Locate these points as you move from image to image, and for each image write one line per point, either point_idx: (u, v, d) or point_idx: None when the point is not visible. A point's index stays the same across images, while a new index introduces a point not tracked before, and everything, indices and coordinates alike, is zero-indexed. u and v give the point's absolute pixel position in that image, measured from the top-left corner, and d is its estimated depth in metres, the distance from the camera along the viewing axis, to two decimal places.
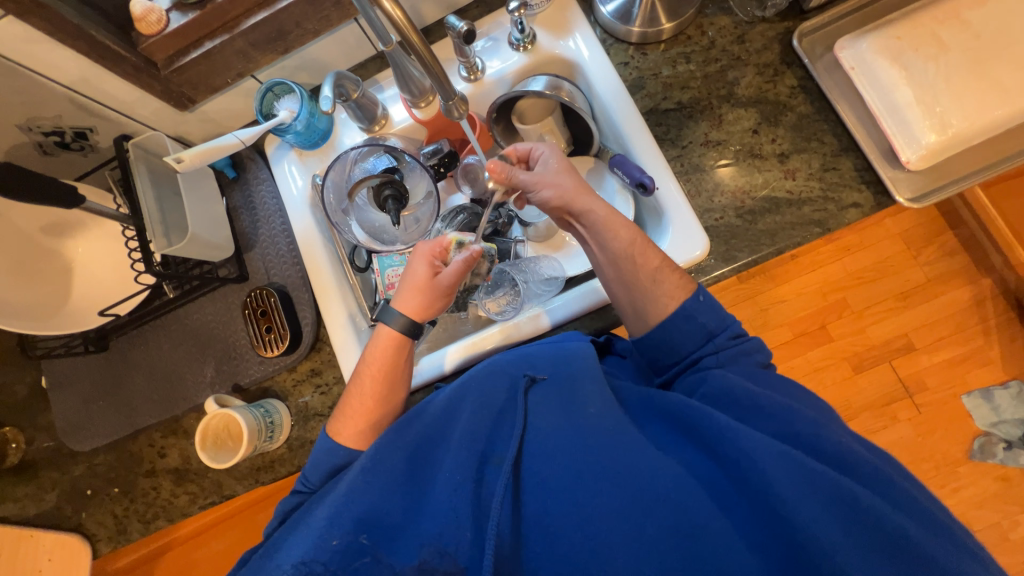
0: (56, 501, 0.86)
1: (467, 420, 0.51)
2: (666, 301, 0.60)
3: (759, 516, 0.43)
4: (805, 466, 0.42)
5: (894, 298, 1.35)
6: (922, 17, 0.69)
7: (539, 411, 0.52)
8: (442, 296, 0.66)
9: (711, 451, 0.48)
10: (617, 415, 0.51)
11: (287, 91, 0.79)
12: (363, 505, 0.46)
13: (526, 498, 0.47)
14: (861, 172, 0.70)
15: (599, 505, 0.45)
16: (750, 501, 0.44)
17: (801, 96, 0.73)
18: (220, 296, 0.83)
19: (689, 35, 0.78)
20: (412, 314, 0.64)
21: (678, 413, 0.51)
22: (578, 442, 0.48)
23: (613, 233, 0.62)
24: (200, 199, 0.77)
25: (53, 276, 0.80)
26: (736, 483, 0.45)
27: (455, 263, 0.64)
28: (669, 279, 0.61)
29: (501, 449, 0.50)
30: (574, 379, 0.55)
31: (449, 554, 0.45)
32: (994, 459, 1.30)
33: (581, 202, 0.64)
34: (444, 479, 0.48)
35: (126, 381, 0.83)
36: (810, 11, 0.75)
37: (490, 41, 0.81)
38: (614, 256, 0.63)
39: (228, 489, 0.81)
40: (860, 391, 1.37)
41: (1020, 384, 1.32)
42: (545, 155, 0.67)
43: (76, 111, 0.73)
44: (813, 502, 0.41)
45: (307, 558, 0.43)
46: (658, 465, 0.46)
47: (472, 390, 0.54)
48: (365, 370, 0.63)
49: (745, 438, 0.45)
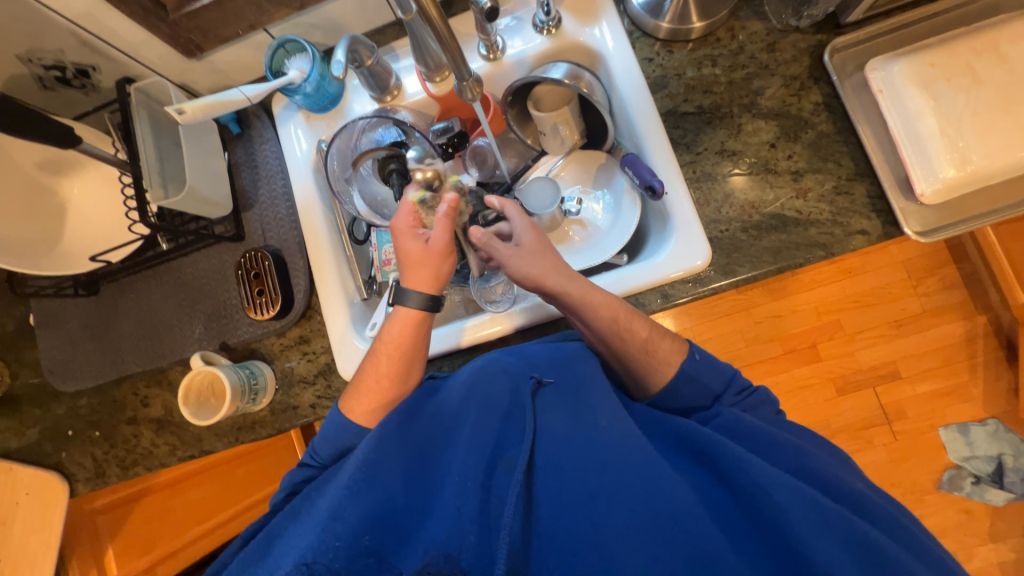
0: (37, 438, 0.87)
1: (476, 420, 0.52)
2: (665, 369, 0.59)
3: (775, 553, 0.43)
4: (823, 508, 0.43)
5: (887, 325, 1.37)
6: (960, 45, 0.66)
7: (547, 416, 0.52)
8: (443, 258, 0.64)
9: (722, 478, 0.48)
10: (628, 429, 0.51)
11: (298, 49, 0.77)
12: (369, 500, 0.46)
13: (538, 510, 0.47)
14: (874, 200, 0.68)
15: (614, 524, 0.44)
16: (766, 539, 0.43)
17: (825, 114, 0.71)
18: (214, 253, 0.82)
19: (718, 37, 0.75)
20: (431, 291, 0.64)
21: (688, 437, 0.52)
22: (592, 454, 0.48)
23: (594, 309, 0.60)
24: (200, 153, 0.75)
25: (46, 214, 0.79)
26: (750, 515, 0.45)
27: (443, 223, 0.64)
28: (662, 346, 0.60)
29: (510, 455, 0.49)
30: (584, 388, 0.55)
31: (453, 558, 0.45)
32: (962, 491, 1.32)
33: (552, 282, 0.62)
34: (454, 482, 0.48)
35: (114, 327, 0.83)
36: (845, 26, 0.72)
37: (515, 20, 0.79)
38: (602, 335, 0.60)
39: (208, 444, 0.82)
40: (840, 413, 1.39)
41: (997, 423, 1.34)
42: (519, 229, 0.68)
43: (80, 48, 0.70)
44: (829, 541, 0.42)
45: (311, 559, 0.42)
46: (674, 488, 0.46)
47: (482, 389, 0.54)
48: (382, 348, 0.63)
49: (757, 468, 0.46)
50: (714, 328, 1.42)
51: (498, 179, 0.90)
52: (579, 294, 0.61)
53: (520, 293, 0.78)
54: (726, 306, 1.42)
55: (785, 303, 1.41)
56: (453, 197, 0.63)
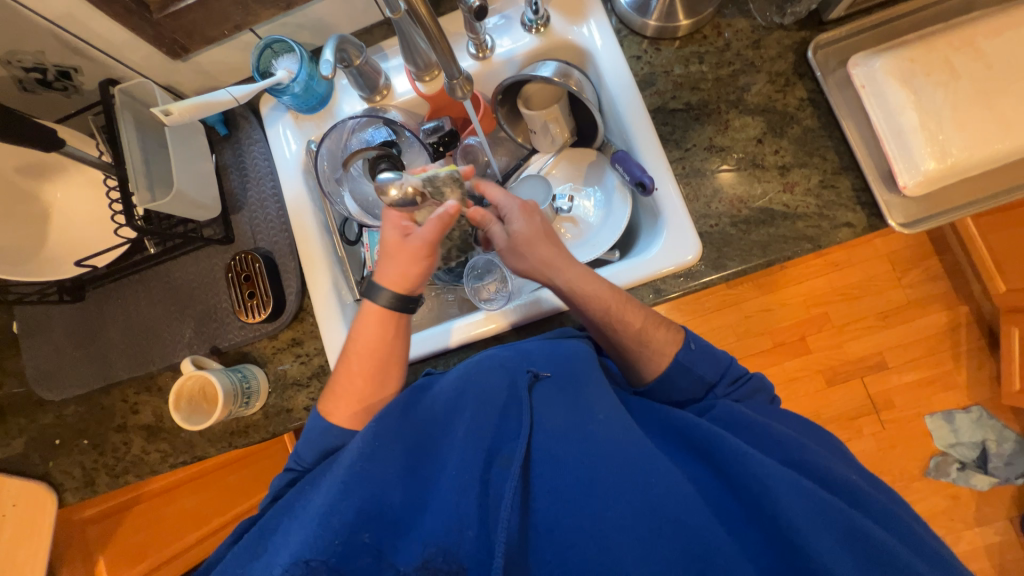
0: (22, 449, 0.85)
1: (472, 417, 0.51)
2: (659, 360, 0.60)
3: (771, 541, 0.44)
4: (820, 500, 0.44)
5: (873, 317, 1.40)
6: (939, 41, 0.68)
7: (543, 409, 0.52)
8: (415, 261, 0.63)
9: (720, 471, 0.49)
10: (626, 423, 0.51)
11: (286, 50, 0.76)
12: (365, 495, 0.46)
13: (536, 503, 0.47)
14: (858, 193, 0.70)
15: (614, 516, 0.44)
16: (762, 529, 0.45)
17: (809, 109, 0.73)
18: (204, 256, 0.81)
19: (705, 34, 0.76)
20: (394, 289, 0.63)
21: (686, 431, 0.52)
22: (589, 448, 0.48)
23: (586, 302, 0.61)
24: (188, 155, 0.74)
25: (29, 219, 0.77)
26: (746, 506, 0.46)
27: (434, 224, 0.61)
28: (657, 336, 0.61)
29: (508, 449, 0.50)
30: (581, 383, 0.56)
31: (452, 553, 0.45)
32: (948, 477, 1.35)
33: (546, 274, 0.64)
34: (452, 476, 0.48)
35: (102, 333, 0.82)
36: (828, 23, 0.74)
37: (503, 19, 0.79)
38: (595, 322, 0.62)
39: (201, 450, 0.81)
40: (830, 404, 1.42)
41: (981, 410, 1.37)
42: (512, 214, 0.66)
43: (62, 49, 0.69)
44: (828, 534, 0.42)
45: (309, 556, 0.42)
46: (673, 483, 0.46)
47: (477, 384, 0.55)
48: (352, 348, 0.63)
49: (756, 461, 0.46)
50: (706, 323, 1.44)
51: (489, 176, 0.89)
52: (570, 283, 0.62)
53: (514, 290, 0.78)
54: (717, 301, 1.44)
55: (774, 296, 1.43)
56: (455, 205, 0.61)
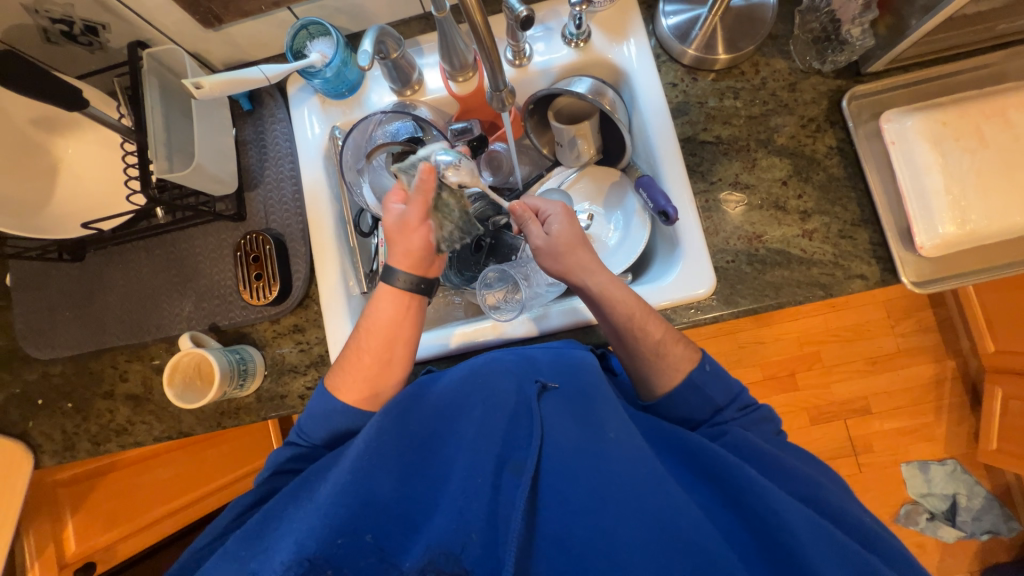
0: (3, 404, 0.83)
1: (480, 420, 0.53)
2: (674, 373, 0.60)
3: (776, 562, 0.45)
4: (837, 541, 0.45)
5: (863, 361, 1.42)
6: (970, 107, 0.69)
7: (552, 420, 0.53)
8: (417, 231, 0.63)
9: (732, 500, 0.49)
10: (637, 442, 0.51)
11: (322, 33, 0.74)
12: (366, 488, 0.47)
13: (544, 516, 0.47)
14: (875, 247, 0.70)
15: (624, 536, 0.45)
16: (772, 559, 0.45)
17: (837, 157, 0.73)
18: (212, 230, 0.80)
19: (742, 70, 0.76)
20: (408, 269, 0.64)
21: (696, 454, 0.52)
22: (599, 465, 0.48)
23: (622, 310, 0.62)
24: (211, 128, 0.73)
25: (35, 172, 0.75)
26: (758, 537, 0.47)
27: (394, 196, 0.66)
28: (674, 351, 0.61)
29: (518, 457, 0.50)
30: (586, 395, 0.56)
31: (455, 556, 0.45)
32: (916, 526, 1.38)
33: (575, 275, 0.65)
34: (461, 477, 0.49)
35: (98, 296, 0.80)
36: (865, 75, 0.74)
37: (544, 29, 0.78)
38: (616, 328, 0.63)
39: (188, 426, 0.79)
40: (812, 442, 1.43)
41: (955, 463, 1.40)
42: (554, 215, 0.68)
43: (92, 5, 0.67)
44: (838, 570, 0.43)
45: (313, 554, 0.43)
46: (682, 504, 0.46)
47: (485, 389, 0.56)
48: (365, 329, 0.63)
49: (773, 496, 0.47)
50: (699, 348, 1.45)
51: (510, 184, 0.90)
52: (599, 285, 0.63)
53: (525, 301, 0.77)
54: (712, 329, 1.45)
55: (768, 331, 1.44)
56: (428, 166, 0.61)
